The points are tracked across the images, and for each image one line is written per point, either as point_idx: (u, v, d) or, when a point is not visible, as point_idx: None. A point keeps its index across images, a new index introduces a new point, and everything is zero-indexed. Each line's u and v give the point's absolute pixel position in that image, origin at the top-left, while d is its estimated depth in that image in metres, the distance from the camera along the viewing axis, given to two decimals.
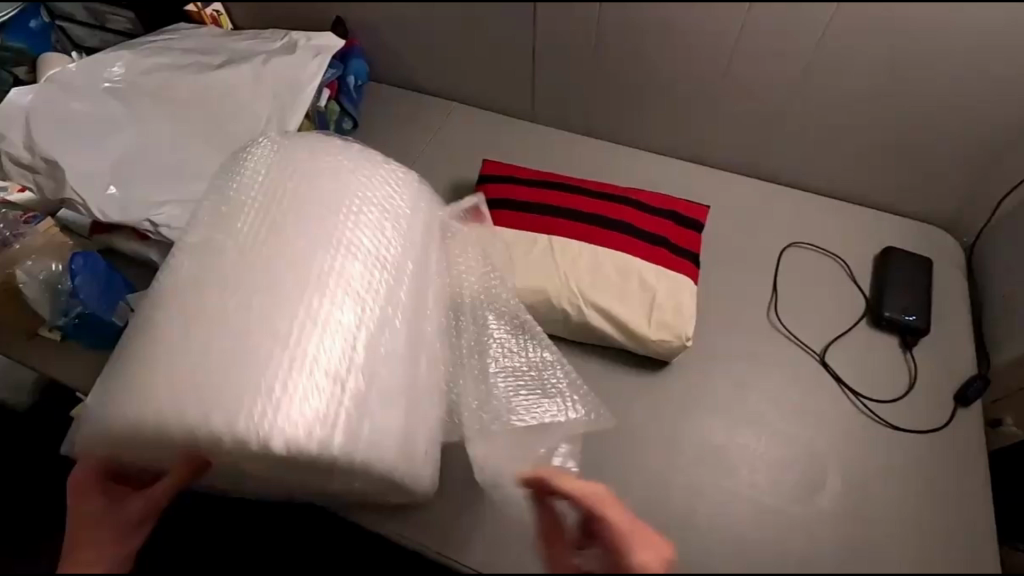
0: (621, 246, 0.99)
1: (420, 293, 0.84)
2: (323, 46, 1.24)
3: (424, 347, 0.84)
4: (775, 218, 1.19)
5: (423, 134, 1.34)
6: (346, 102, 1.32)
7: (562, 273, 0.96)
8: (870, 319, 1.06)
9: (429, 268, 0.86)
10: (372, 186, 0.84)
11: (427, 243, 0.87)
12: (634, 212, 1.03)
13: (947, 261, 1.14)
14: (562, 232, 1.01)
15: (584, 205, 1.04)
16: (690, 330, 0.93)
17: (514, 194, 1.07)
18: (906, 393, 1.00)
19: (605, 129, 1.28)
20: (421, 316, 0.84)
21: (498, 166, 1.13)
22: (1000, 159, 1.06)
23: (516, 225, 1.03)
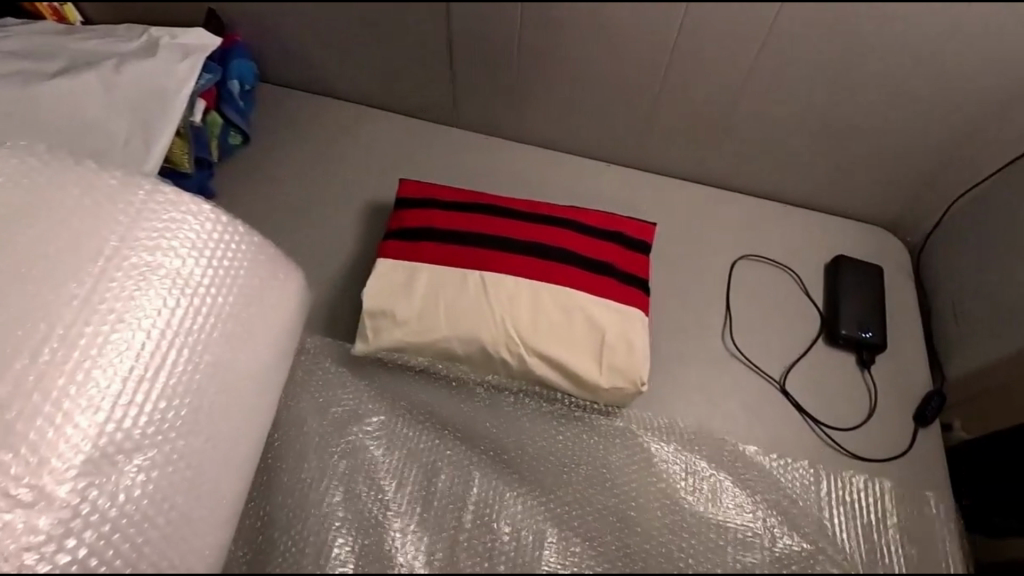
0: (565, 279, 0.87)
1: (204, 357, 0.74)
2: (195, 47, 1.03)
3: (228, 422, 0.73)
4: (724, 228, 1.11)
5: (326, 146, 1.15)
6: (230, 112, 1.10)
7: (499, 316, 0.83)
8: (826, 337, 1.00)
9: (223, 326, 0.76)
10: (148, 247, 0.78)
11: (220, 294, 0.77)
12: (577, 237, 0.91)
13: (899, 265, 1.09)
14: (496, 266, 0.87)
15: (519, 232, 0.91)
16: (645, 374, 0.83)
17: (438, 221, 0.92)
18: (867, 416, 0.95)
19: (538, 133, 1.15)
20: (215, 386, 0.74)
21: (418, 187, 0.97)
22: (948, 158, 1.01)
23: (441, 259, 0.88)
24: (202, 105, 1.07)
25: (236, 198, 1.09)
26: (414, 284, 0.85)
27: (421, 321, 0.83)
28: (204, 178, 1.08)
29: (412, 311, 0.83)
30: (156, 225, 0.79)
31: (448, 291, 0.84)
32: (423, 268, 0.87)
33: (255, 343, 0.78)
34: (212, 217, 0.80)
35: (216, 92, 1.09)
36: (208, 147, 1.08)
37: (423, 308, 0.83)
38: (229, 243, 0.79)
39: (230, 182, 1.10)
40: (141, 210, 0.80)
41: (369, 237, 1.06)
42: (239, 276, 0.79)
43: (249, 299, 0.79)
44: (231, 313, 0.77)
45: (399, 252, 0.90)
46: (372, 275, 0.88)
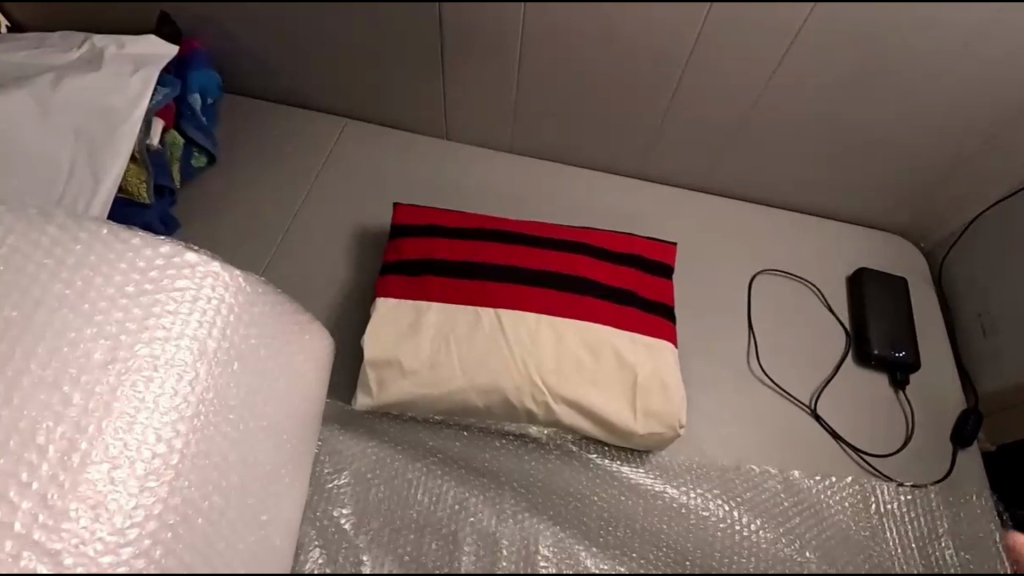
0: (587, 312, 0.79)
1: (259, 444, 0.64)
2: (146, 56, 0.89)
3: (274, 506, 0.64)
4: (741, 242, 1.05)
5: (310, 166, 1.04)
6: (192, 130, 0.97)
7: (518, 361, 0.74)
8: (857, 355, 0.95)
9: (271, 405, 0.66)
10: (179, 325, 0.65)
11: (264, 372, 0.67)
12: (596, 264, 0.83)
13: (917, 274, 1.06)
14: (512, 301, 0.79)
15: (533, 261, 0.82)
16: (684, 416, 0.76)
17: (442, 252, 0.83)
18: (905, 439, 0.90)
19: (541, 146, 1.06)
20: (266, 475, 0.64)
21: (415, 212, 0.87)
22: (967, 166, 0.97)
23: (449, 296, 0.79)
24: (161, 124, 0.92)
25: (210, 229, 0.97)
26: (421, 327, 0.76)
27: (432, 370, 0.74)
28: (165, 208, 0.94)
29: (421, 359, 0.74)
30: (175, 296, 0.66)
31: (460, 334, 0.75)
32: (430, 307, 0.78)
33: (288, 413, 0.68)
34: (231, 276, 0.68)
35: (174, 108, 0.96)
36: (171, 173, 0.93)
37: (434, 356, 0.74)
38: (272, 313, 0.70)
39: (200, 211, 0.98)
40: (164, 280, 0.66)
41: (363, 268, 0.96)
42: (283, 349, 0.69)
43: (288, 373, 0.69)
44: (277, 391, 0.67)
45: (401, 290, 0.80)
46: (372, 318, 0.78)
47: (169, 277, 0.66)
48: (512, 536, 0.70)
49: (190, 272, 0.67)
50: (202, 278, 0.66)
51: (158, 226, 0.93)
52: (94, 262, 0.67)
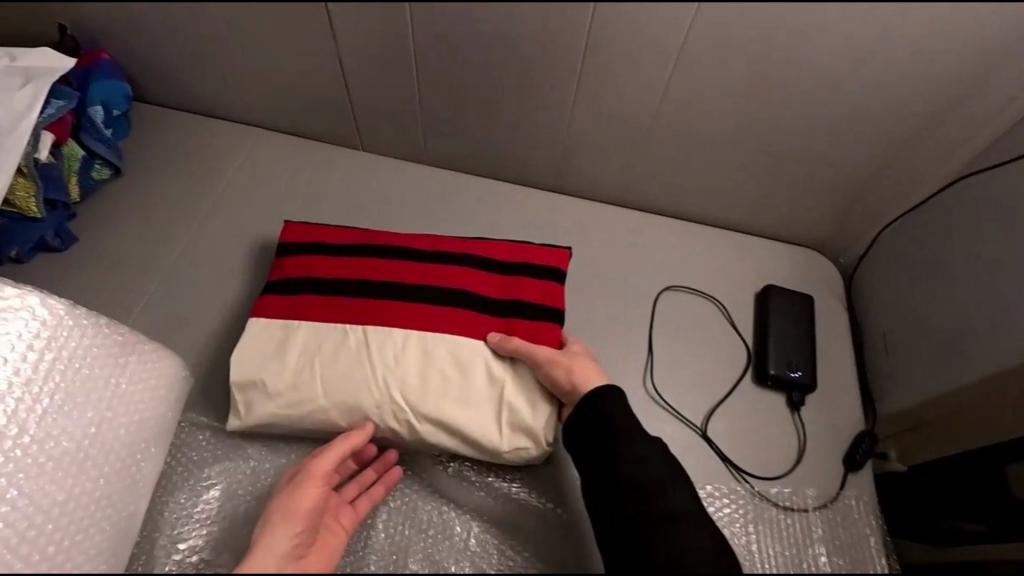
0: (459, 326, 0.81)
1: (50, 474, 0.65)
2: (37, 70, 0.89)
3: (62, 532, 0.63)
4: (648, 257, 1.03)
5: (219, 177, 1.04)
6: (93, 142, 0.96)
7: (380, 380, 0.76)
8: (755, 375, 0.92)
9: (69, 432, 0.67)
10: None
11: (62, 398, 0.68)
12: (477, 277, 0.85)
13: (831, 290, 1.04)
14: (386, 318, 0.80)
15: (411, 276, 0.83)
16: (552, 432, 0.77)
17: (321, 270, 0.84)
18: (795, 461, 0.86)
19: (452, 157, 1.06)
20: (60, 505, 0.64)
21: (299, 230, 0.88)
22: (879, 185, 0.96)
23: (323, 315, 0.81)
24: (51, 138, 0.91)
25: (107, 241, 0.96)
26: (288, 348, 0.78)
27: (295, 392, 0.76)
28: (61, 221, 0.94)
29: (285, 380, 0.76)
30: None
31: (326, 356, 0.78)
32: (302, 325, 0.80)
33: (87, 437, 0.68)
34: (26, 300, 0.71)
35: (72, 121, 0.95)
36: (65, 188, 0.93)
37: (297, 378, 0.76)
38: (78, 340, 0.71)
39: (99, 224, 0.97)
40: None
41: (258, 282, 0.96)
42: (93, 374, 0.70)
43: (98, 399, 0.69)
44: (77, 417, 0.68)
45: (278, 309, 0.82)
46: (243, 340, 0.80)
47: None
48: (381, 550, 0.71)
49: None
50: None
51: (53, 239, 0.93)
52: None
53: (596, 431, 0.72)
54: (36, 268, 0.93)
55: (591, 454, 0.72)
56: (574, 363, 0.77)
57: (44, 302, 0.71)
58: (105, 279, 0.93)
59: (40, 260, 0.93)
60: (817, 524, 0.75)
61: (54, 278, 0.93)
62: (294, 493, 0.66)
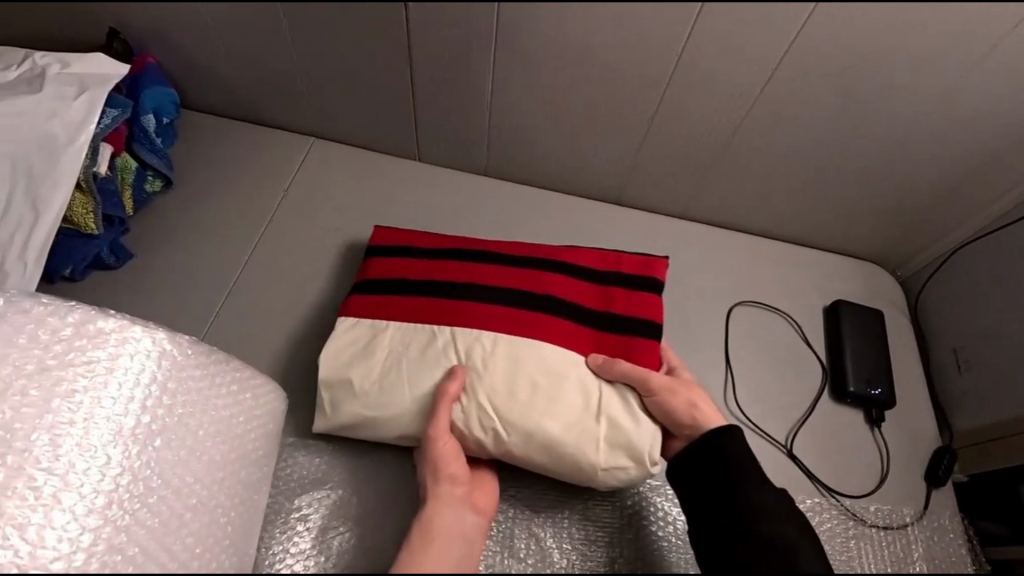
0: (552, 332, 0.79)
1: (189, 525, 0.58)
2: (85, 77, 0.84)
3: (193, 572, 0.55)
4: (715, 273, 1.03)
5: (276, 191, 1.01)
6: (145, 152, 0.91)
7: (466, 384, 0.74)
8: (834, 392, 0.92)
9: (201, 480, 0.61)
10: (105, 403, 0.64)
11: (193, 443, 0.63)
12: (567, 281, 0.83)
13: (892, 305, 1.05)
14: (475, 316, 0.79)
15: (499, 279, 0.82)
16: (656, 454, 0.73)
17: (408, 271, 0.84)
18: (878, 480, 0.86)
19: (514, 169, 1.04)
20: (195, 550, 0.57)
21: (388, 235, 0.89)
22: (951, 200, 0.95)
23: (411, 314, 0.80)
24: (109, 150, 0.87)
25: (164, 257, 0.92)
26: (374, 348, 0.77)
27: (381, 393, 0.74)
28: (116, 237, 0.89)
29: (371, 381, 0.75)
30: (89, 373, 0.64)
31: (414, 356, 0.76)
32: (389, 325, 0.79)
33: (222, 481, 0.62)
34: (161, 340, 0.66)
35: (125, 131, 0.90)
36: (121, 203, 0.88)
37: (385, 378, 0.75)
38: (203, 375, 0.66)
39: (154, 239, 0.93)
40: (71, 353, 0.65)
41: (326, 301, 0.93)
42: (219, 415, 0.65)
43: (228, 441, 0.64)
44: (207, 461, 0.62)
45: (365, 309, 0.81)
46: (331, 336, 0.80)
47: (76, 348, 0.65)
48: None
49: (103, 340, 0.65)
50: (119, 346, 0.65)
51: (108, 257, 0.88)
52: (84, 321, 0.65)
53: (711, 467, 0.70)
54: (90, 287, 0.88)
55: (706, 481, 0.70)
56: (692, 394, 0.76)
57: (175, 339, 0.66)
58: (162, 299, 0.89)
59: (95, 278, 0.89)
60: (916, 548, 0.75)
61: (110, 297, 0.88)
62: (433, 440, 0.70)
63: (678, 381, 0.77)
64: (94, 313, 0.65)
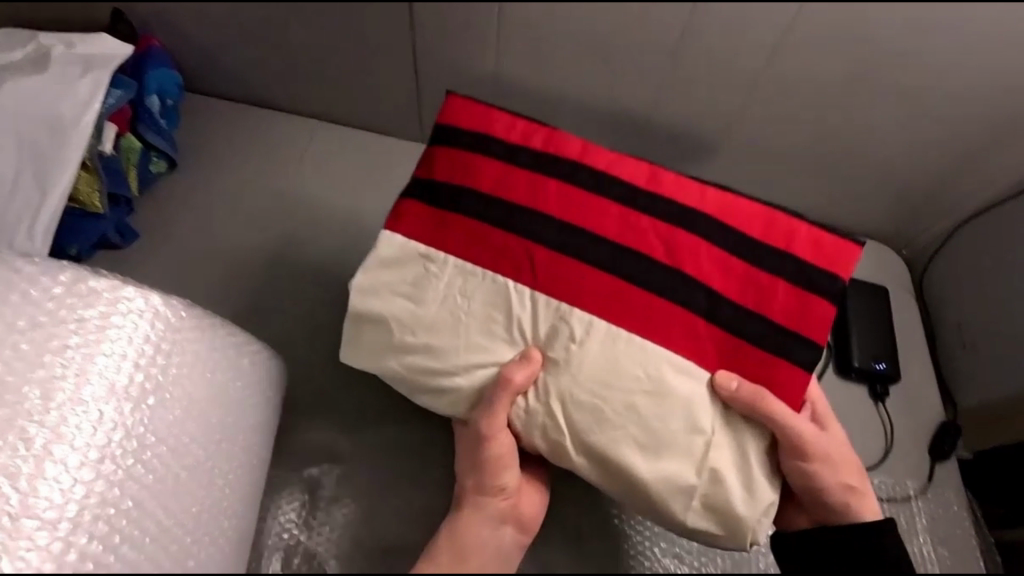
0: (658, 315, 0.67)
1: (185, 484, 0.63)
2: (91, 56, 0.83)
3: (188, 538, 0.63)
4: None
5: (276, 169, 1.00)
6: (152, 134, 0.92)
7: (539, 381, 0.67)
8: (838, 367, 0.91)
9: (198, 441, 0.65)
10: (99, 359, 0.62)
11: (187, 405, 0.65)
12: (703, 247, 0.68)
13: (899, 282, 1.04)
14: (562, 271, 0.68)
15: (601, 224, 0.69)
16: (760, 534, 0.67)
17: (485, 177, 0.70)
18: (883, 454, 0.85)
19: None
20: (192, 514, 0.63)
21: (464, 107, 0.73)
22: (962, 172, 0.93)
23: (480, 248, 0.69)
24: (114, 129, 0.87)
25: (168, 237, 0.93)
26: (427, 295, 0.69)
27: (426, 350, 0.69)
28: (122, 218, 0.89)
29: (418, 335, 0.69)
30: (81, 330, 0.63)
31: (468, 314, 0.69)
32: (446, 259, 0.70)
33: (217, 444, 0.67)
34: (166, 305, 0.66)
35: (129, 111, 0.90)
36: (127, 182, 0.88)
37: (433, 333, 0.69)
38: (201, 339, 0.67)
39: (159, 219, 0.94)
40: (63, 311, 0.63)
41: (331, 278, 0.93)
42: (215, 379, 0.68)
43: (222, 406, 0.68)
44: (203, 423, 0.66)
45: (425, 220, 0.71)
46: (378, 244, 0.71)
47: (69, 306, 0.63)
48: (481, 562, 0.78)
49: (96, 299, 0.64)
50: (112, 305, 0.64)
51: (115, 237, 0.89)
52: (77, 278, 0.63)
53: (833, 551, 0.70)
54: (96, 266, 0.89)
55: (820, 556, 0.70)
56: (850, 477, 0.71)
57: (169, 302, 0.65)
58: (168, 278, 0.90)
59: (102, 256, 0.90)
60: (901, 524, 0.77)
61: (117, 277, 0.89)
62: (489, 442, 0.67)
63: (840, 454, 0.71)
64: (84, 273, 0.64)
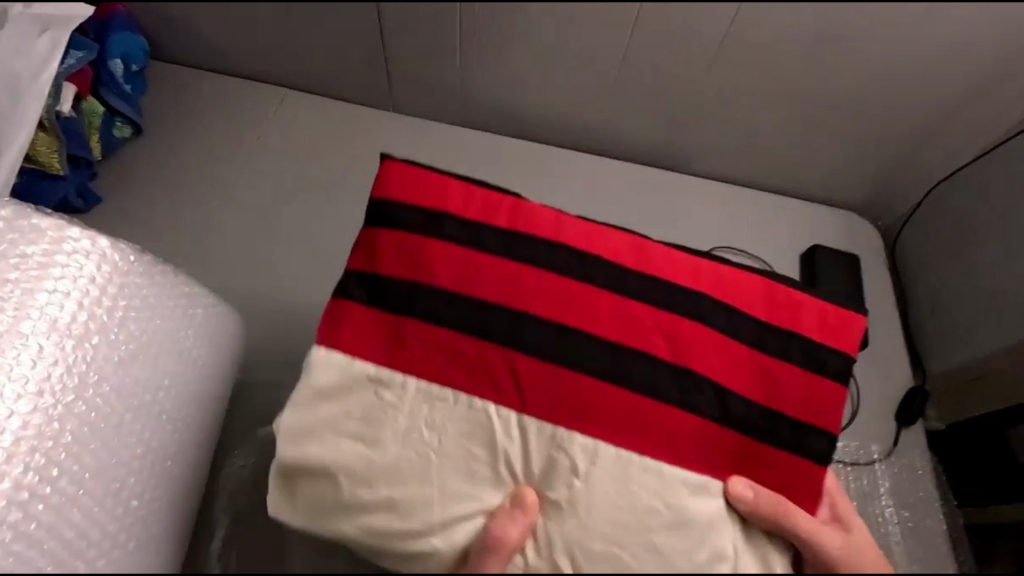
0: (665, 434, 0.60)
1: (131, 426, 0.65)
2: (49, 19, 0.84)
3: (135, 476, 0.65)
4: (692, 216, 1.01)
5: (234, 134, 0.97)
6: (115, 99, 0.92)
7: (540, 531, 0.55)
8: None
9: (142, 384, 0.67)
10: (40, 295, 0.63)
11: (136, 349, 0.67)
12: (703, 338, 0.63)
13: (874, 246, 1.02)
14: (551, 386, 0.61)
15: (593, 324, 0.62)
16: None
17: (453, 274, 0.63)
18: (851, 417, 0.85)
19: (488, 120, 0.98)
20: (139, 457, 0.66)
21: (408, 174, 0.66)
22: (945, 152, 0.86)
23: (454, 362, 0.61)
24: (73, 90, 0.87)
25: (133, 203, 0.93)
26: (386, 429, 0.60)
27: (392, 498, 0.59)
28: (83, 180, 0.90)
29: (380, 483, 0.59)
30: (22, 266, 0.63)
31: (438, 451, 0.60)
32: (406, 380, 0.62)
33: (168, 388, 0.69)
34: (116, 251, 0.67)
35: (92, 74, 0.90)
36: (87, 144, 0.89)
37: (398, 474, 0.59)
38: (152, 287, 0.69)
39: (126, 185, 0.94)
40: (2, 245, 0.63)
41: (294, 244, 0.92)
42: (165, 325, 0.69)
43: (172, 353, 0.70)
44: (151, 369, 0.68)
45: (358, 331, 0.63)
46: (310, 369, 0.62)
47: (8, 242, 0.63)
48: None
49: (37, 237, 0.64)
50: (57, 244, 0.64)
51: (76, 200, 0.90)
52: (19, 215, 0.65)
53: None
54: None
55: None
56: None
57: (120, 248, 0.67)
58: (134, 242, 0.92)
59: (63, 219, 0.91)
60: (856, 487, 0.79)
61: None
62: None
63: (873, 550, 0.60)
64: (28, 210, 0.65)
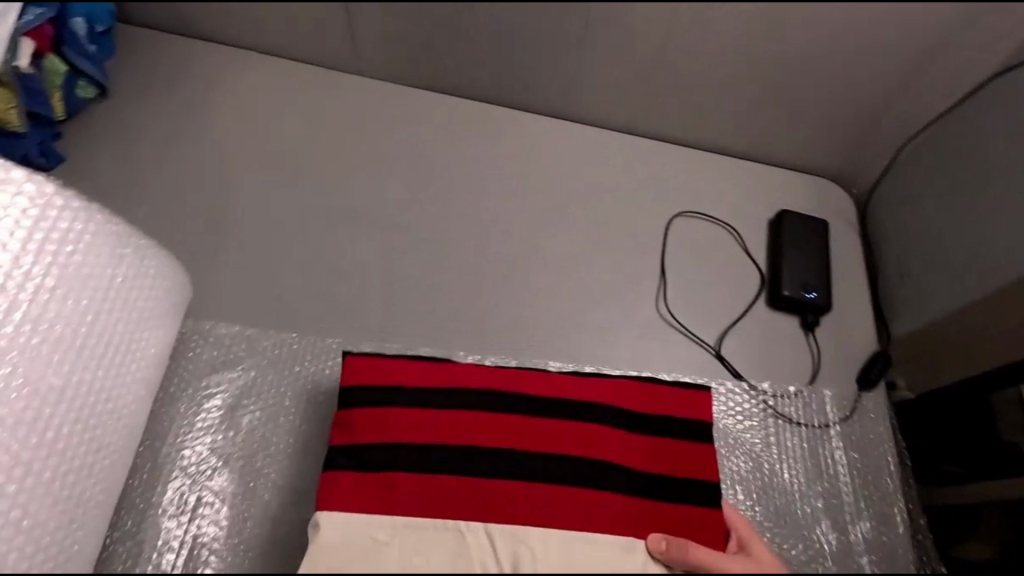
0: (629, 518, 0.63)
1: (51, 356, 0.67)
2: None
3: (54, 405, 0.66)
4: (661, 179, 1.00)
5: (204, 98, 0.97)
6: (75, 56, 0.90)
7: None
8: (769, 297, 0.92)
9: (64, 317, 0.69)
10: None
11: (59, 284, 0.69)
12: (625, 437, 0.69)
13: (844, 216, 1.01)
14: (530, 501, 0.63)
15: (543, 446, 0.66)
16: None
17: (412, 425, 0.65)
18: (808, 376, 0.87)
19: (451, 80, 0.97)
20: (61, 388, 0.67)
21: (358, 365, 0.70)
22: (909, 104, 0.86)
23: (434, 496, 0.62)
24: (31, 46, 0.85)
25: (94, 160, 0.92)
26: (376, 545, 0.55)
27: None
28: (45, 138, 0.89)
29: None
30: None
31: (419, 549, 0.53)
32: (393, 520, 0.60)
33: (94, 326, 0.70)
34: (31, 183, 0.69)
35: (51, 32, 0.88)
36: (47, 101, 0.88)
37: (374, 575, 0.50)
38: (72, 223, 0.70)
39: (88, 143, 0.93)
40: None
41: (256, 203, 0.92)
42: (92, 265, 0.71)
43: (100, 291, 0.71)
44: (74, 305, 0.69)
45: (346, 494, 0.62)
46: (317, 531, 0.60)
47: None
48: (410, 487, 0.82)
49: None
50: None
51: (38, 158, 0.89)
52: None
53: None
54: None
55: None
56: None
57: (33, 178, 0.69)
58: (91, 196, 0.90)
59: None
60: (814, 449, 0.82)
61: None
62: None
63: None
64: None
